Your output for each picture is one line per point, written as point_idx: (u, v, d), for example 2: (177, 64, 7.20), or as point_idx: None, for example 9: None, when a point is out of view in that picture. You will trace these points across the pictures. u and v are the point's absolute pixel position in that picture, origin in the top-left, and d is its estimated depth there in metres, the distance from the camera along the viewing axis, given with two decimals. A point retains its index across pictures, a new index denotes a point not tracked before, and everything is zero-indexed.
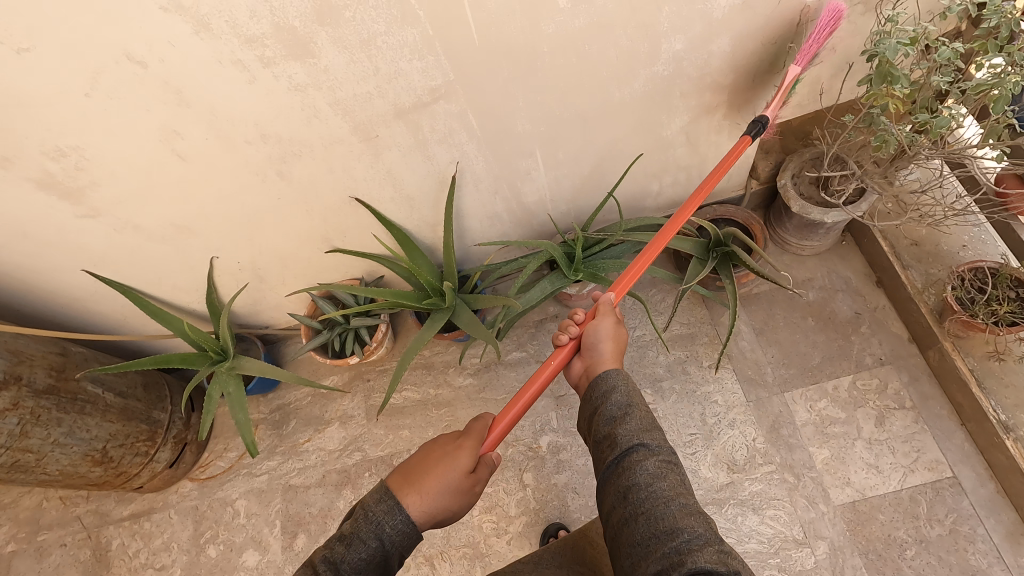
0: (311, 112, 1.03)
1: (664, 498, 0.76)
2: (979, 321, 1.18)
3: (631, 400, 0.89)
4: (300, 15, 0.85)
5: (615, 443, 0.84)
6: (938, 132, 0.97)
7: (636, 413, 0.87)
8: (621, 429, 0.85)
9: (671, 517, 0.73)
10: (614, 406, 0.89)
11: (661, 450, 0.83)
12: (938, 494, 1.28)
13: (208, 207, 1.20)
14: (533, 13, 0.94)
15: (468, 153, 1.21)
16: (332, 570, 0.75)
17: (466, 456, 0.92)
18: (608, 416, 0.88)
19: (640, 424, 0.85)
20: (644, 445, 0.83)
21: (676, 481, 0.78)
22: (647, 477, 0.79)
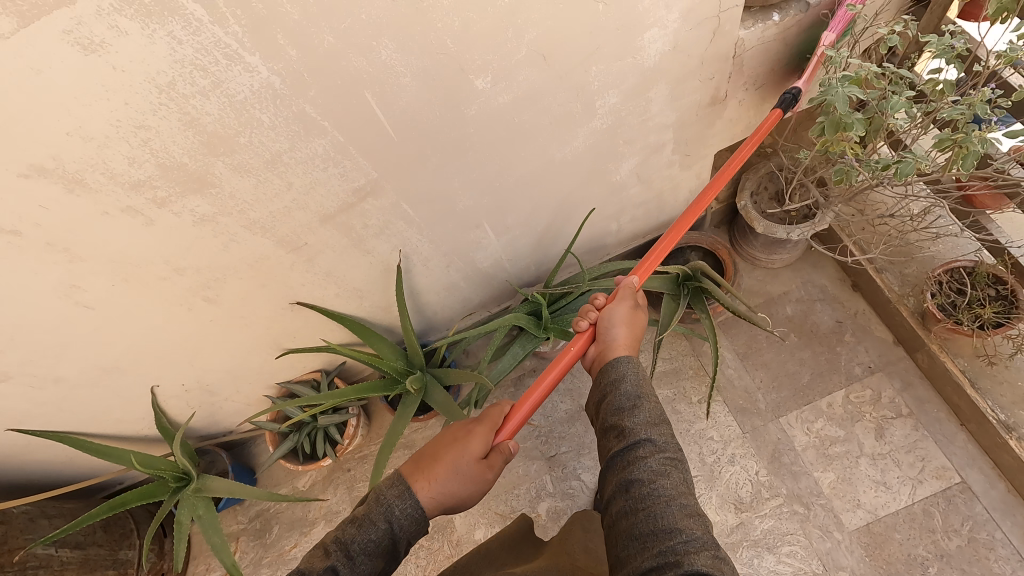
0: (225, 238, 0.92)
1: (666, 496, 0.68)
2: (965, 328, 1.13)
3: (642, 390, 0.80)
4: (186, 150, 0.75)
5: (622, 435, 0.75)
6: (902, 178, 0.88)
7: (646, 405, 0.77)
8: (629, 420, 0.75)
9: (670, 516, 0.67)
10: (624, 396, 0.79)
11: (668, 448, 0.74)
12: (951, 503, 1.24)
13: (135, 343, 1.08)
14: (451, 99, 0.84)
15: (411, 239, 1.12)
16: (342, 551, 0.71)
17: (478, 442, 0.86)
18: (615, 406, 0.78)
19: (649, 418, 0.76)
20: (651, 441, 0.74)
21: (679, 480, 0.71)
22: (651, 471, 0.71)
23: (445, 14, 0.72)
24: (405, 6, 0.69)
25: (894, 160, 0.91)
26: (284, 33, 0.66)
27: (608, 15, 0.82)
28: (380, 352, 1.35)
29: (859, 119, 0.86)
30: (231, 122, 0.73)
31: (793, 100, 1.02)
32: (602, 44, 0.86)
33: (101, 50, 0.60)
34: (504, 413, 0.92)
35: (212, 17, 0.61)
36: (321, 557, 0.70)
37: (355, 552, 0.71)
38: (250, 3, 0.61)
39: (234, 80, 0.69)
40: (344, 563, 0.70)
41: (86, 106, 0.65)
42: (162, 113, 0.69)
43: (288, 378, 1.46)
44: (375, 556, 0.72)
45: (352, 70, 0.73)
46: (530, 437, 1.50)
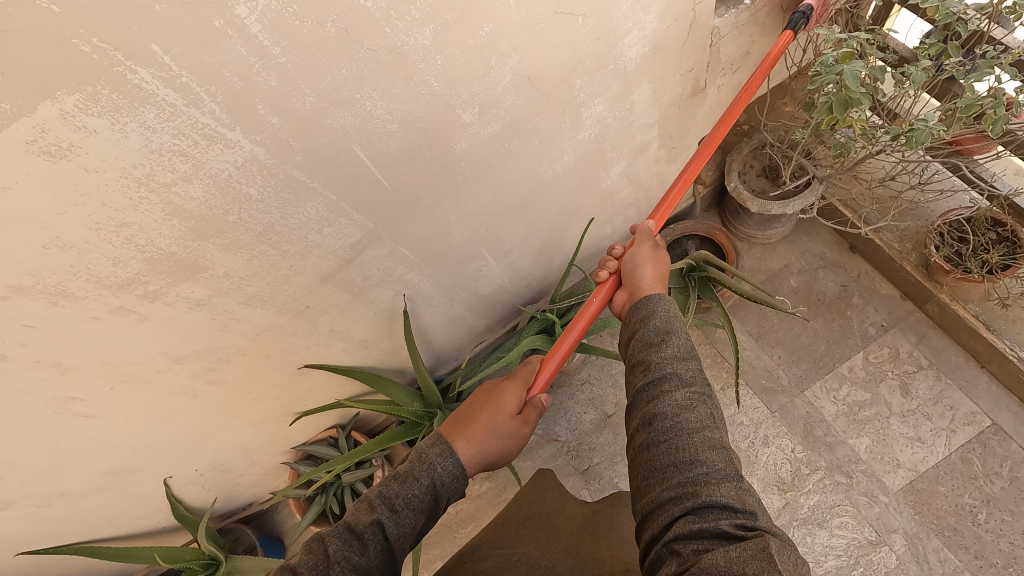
0: (224, 317, 0.87)
1: (689, 428, 0.61)
2: (975, 275, 1.14)
3: (672, 324, 0.71)
4: (172, 240, 0.69)
5: (649, 368, 0.67)
6: (919, 145, 0.91)
7: (675, 337, 0.69)
8: (657, 353, 0.67)
9: (691, 448, 0.59)
10: (652, 331, 0.71)
11: (697, 381, 0.65)
12: (987, 446, 1.25)
13: (140, 443, 1.01)
14: (440, 138, 0.81)
15: (413, 281, 1.08)
16: (389, 509, 0.64)
17: (510, 398, 0.80)
18: (643, 341, 0.70)
19: (678, 351, 0.68)
20: (677, 375, 0.65)
21: (706, 414, 0.63)
22: (673, 404, 0.63)
23: (427, 53, 0.68)
24: (386, 53, 0.65)
25: (907, 128, 0.94)
26: (264, 102, 0.61)
27: (588, 26, 0.79)
28: (397, 398, 1.29)
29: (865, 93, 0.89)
30: (218, 203, 0.69)
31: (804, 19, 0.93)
32: (585, 56, 0.84)
33: (70, 154, 0.54)
34: (534, 369, 0.86)
35: (186, 100, 0.57)
36: (366, 511, 0.64)
37: (400, 506, 0.64)
38: (226, 78, 0.57)
39: (216, 159, 0.64)
40: (390, 516, 0.63)
41: (60, 216, 0.59)
42: (144, 207, 0.63)
43: (302, 440, 1.40)
44: (419, 513, 0.65)
45: (338, 127, 0.69)
46: (560, 454, 1.47)
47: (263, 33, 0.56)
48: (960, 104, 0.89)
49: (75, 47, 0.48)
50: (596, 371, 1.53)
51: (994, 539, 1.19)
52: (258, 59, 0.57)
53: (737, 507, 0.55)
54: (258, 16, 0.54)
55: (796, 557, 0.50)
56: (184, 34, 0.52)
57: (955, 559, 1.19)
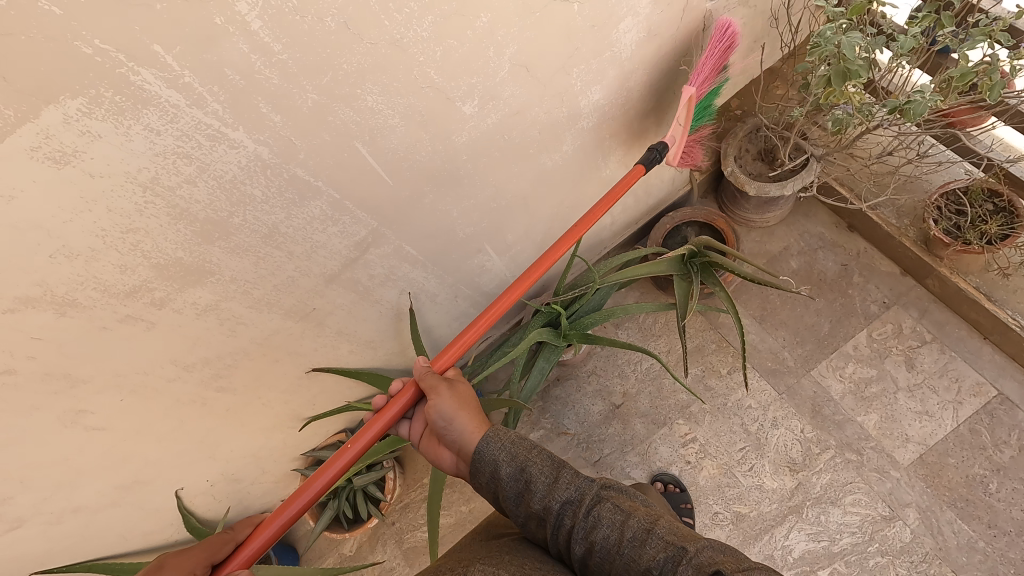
0: (232, 322, 0.86)
1: (615, 544, 0.63)
2: (975, 246, 1.15)
3: (520, 458, 0.72)
4: (179, 245, 0.69)
5: (541, 519, 0.69)
6: (917, 116, 0.91)
7: (535, 470, 0.70)
8: (536, 504, 0.68)
9: (631, 561, 0.61)
10: (511, 480, 0.71)
11: (583, 494, 0.67)
12: (994, 416, 1.26)
13: (151, 454, 1.01)
14: (441, 131, 0.81)
15: (417, 279, 1.08)
16: None
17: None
18: (515, 494, 0.71)
19: (547, 483, 0.69)
20: (568, 505, 0.67)
21: (612, 512, 0.65)
22: (585, 532, 0.65)
23: (425, 46, 0.68)
24: (386, 47, 0.65)
25: (904, 100, 0.94)
26: (267, 100, 0.61)
27: (583, 14, 0.79)
28: None
29: (863, 64, 0.89)
30: (223, 204, 0.68)
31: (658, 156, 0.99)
32: (580, 43, 0.84)
33: (74, 159, 0.54)
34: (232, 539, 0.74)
35: (189, 100, 0.56)
36: None
37: None
38: (228, 78, 0.57)
39: (220, 160, 0.63)
40: None
41: (67, 223, 0.58)
42: (149, 211, 0.63)
43: (311, 446, 1.39)
44: None
45: (341, 123, 0.69)
46: (570, 447, 1.43)
47: (264, 29, 0.55)
48: (959, 72, 0.89)
49: (77, 49, 0.47)
50: (602, 361, 1.50)
51: (1006, 508, 1.20)
52: (259, 56, 0.57)
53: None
54: (258, 12, 0.54)
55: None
56: (186, 32, 0.51)
57: (969, 530, 1.20)
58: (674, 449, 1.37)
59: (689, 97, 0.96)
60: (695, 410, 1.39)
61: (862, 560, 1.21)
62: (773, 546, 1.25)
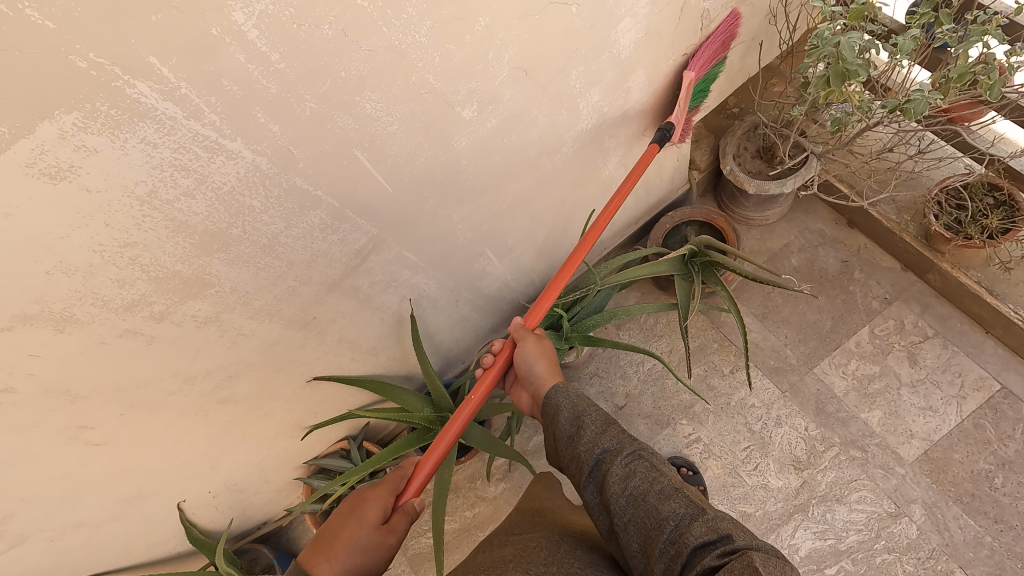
0: (233, 333, 0.85)
1: (640, 494, 0.65)
2: (976, 241, 1.15)
3: (580, 410, 0.81)
4: (178, 257, 0.68)
5: (580, 462, 0.74)
6: (918, 116, 0.90)
7: (588, 420, 0.78)
8: (580, 445, 0.75)
9: (654, 509, 0.63)
10: (567, 425, 0.80)
11: (623, 447, 0.72)
12: (998, 411, 1.26)
13: (153, 467, 0.99)
14: (441, 137, 0.80)
15: (418, 285, 1.07)
16: None
17: (375, 507, 0.83)
18: (565, 438, 0.79)
19: (595, 432, 0.76)
20: (606, 451, 0.72)
21: (647, 469, 0.68)
22: (618, 478, 0.68)
23: (424, 51, 0.67)
24: (384, 53, 0.64)
25: (903, 101, 0.93)
26: (265, 110, 0.60)
27: (581, 16, 0.78)
28: (408, 403, 1.27)
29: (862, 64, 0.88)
30: (222, 216, 0.67)
31: (669, 134, 1.02)
32: (579, 46, 0.83)
33: (71, 174, 0.53)
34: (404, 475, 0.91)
35: (186, 112, 0.55)
36: None
37: None
38: (226, 88, 0.56)
39: (218, 171, 0.62)
40: None
41: (64, 238, 0.57)
42: (147, 224, 0.62)
43: (314, 454, 1.38)
44: None
45: (339, 131, 0.68)
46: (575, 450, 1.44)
47: (261, 39, 0.54)
48: (957, 73, 0.88)
49: (72, 64, 0.46)
50: (605, 362, 1.49)
51: (1011, 502, 1.20)
52: (257, 65, 0.56)
53: (715, 538, 0.56)
54: (255, 21, 0.53)
55: (782, 567, 0.49)
56: (183, 43, 0.50)
57: (975, 525, 1.20)
58: (678, 449, 1.37)
59: (689, 81, 1.02)
60: (698, 410, 1.39)
61: (869, 558, 1.21)
62: (779, 545, 1.24)
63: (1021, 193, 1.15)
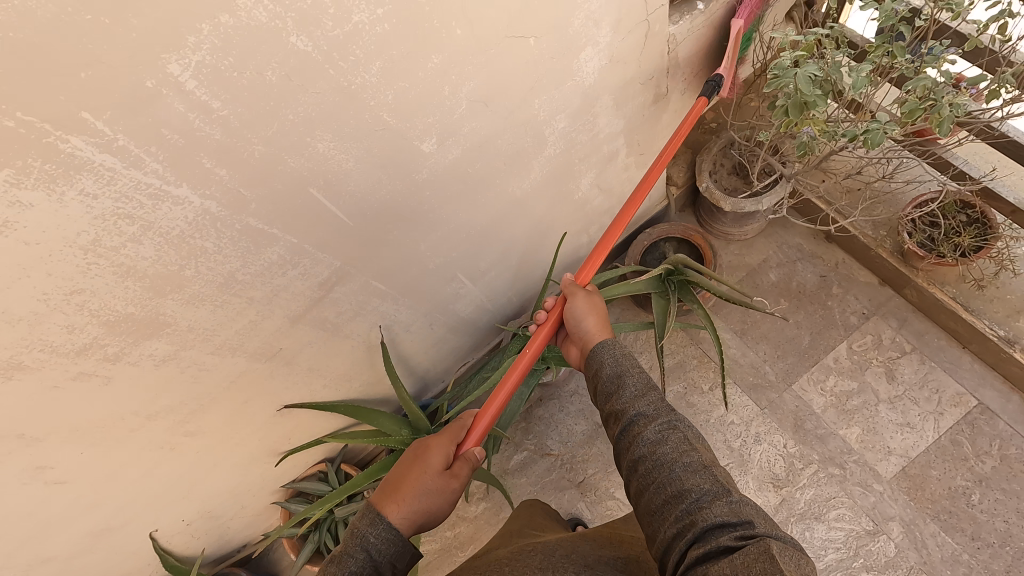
0: (195, 369, 0.84)
1: (667, 461, 0.62)
2: (949, 259, 1.15)
3: (625, 366, 0.76)
4: (129, 300, 0.67)
5: (616, 416, 0.71)
6: (874, 145, 0.93)
7: (630, 378, 0.73)
8: (616, 402, 0.71)
9: (676, 479, 0.60)
10: (608, 379, 0.75)
11: (661, 413, 0.68)
12: (975, 427, 1.26)
13: (121, 501, 0.98)
14: (400, 171, 0.79)
15: (389, 311, 1.06)
16: None
17: (439, 451, 0.77)
18: (604, 392, 0.75)
19: (635, 393, 0.71)
20: (642, 414, 0.68)
21: (680, 441, 0.64)
22: (648, 442, 0.65)
23: (376, 90, 0.66)
24: (333, 94, 0.63)
25: (861, 131, 0.95)
26: (210, 156, 0.59)
27: (541, 48, 0.78)
28: (384, 426, 1.27)
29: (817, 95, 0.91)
30: (172, 259, 0.67)
31: (717, 87, 1.00)
32: (541, 76, 0.82)
33: (7, 230, 0.52)
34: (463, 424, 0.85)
35: (126, 163, 0.54)
36: None
37: None
38: (166, 137, 0.55)
39: (165, 217, 0.62)
40: None
41: (4, 291, 0.56)
42: (92, 272, 0.61)
43: (291, 478, 1.37)
44: None
45: (291, 172, 0.68)
46: (555, 468, 1.46)
47: (200, 88, 0.53)
48: (908, 110, 0.91)
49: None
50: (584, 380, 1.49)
51: (989, 518, 1.19)
52: (198, 114, 0.55)
53: (733, 523, 0.54)
54: (192, 72, 0.52)
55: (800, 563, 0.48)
56: (117, 98, 0.49)
57: (952, 542, 1.19)
58: None
59: (737, 30, 0.99)
60: None
61: None
62: None
63: (993, 211, 1.15)
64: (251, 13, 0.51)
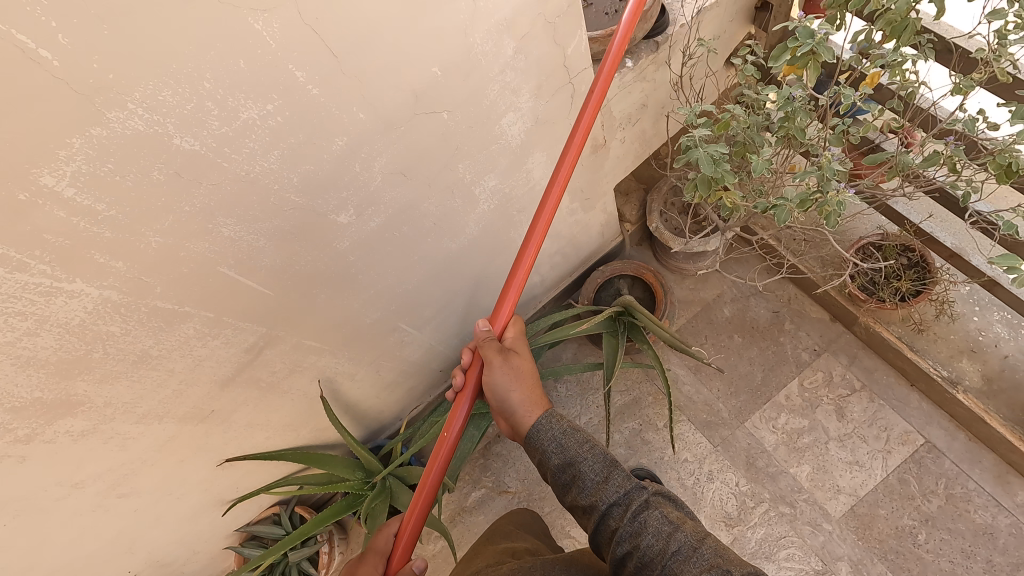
0: (120, 438, 0.84)
1: (657, 555, 0.60)
2: (889, 303, 1.16)
3: (574, 449, 0.72)
4: (35, 387, 0.66)
5: (586, 511, 0.68)
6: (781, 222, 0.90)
7: (584, 464, 0.70)
8: (581, 500, 0.68)
9: (672, 575, 0.58)
10: (560, 469, 0.71)
11: (631, 495, 0.66)
12: (922, 465, 1.27)
13: (55, 566, 0.96)
14: (318, 242, 0.79)
15: (330, 365, 1.06)
16: None
17: None
18: (562, 486, 0.71)
19: (597, 479, 0.68)
20: (613, 503, 0.66)
21: (659, 522, 0.62)
22: (629, 536, 0.62)
23: (278, 176, 0.67)
24: (231, 183, 0.63)
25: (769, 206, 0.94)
26: (103, 251, 0.59)
27: (455, 119, 0.79)
28: (334, 470, 1.26)
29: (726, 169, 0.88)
30: (76, 344, 0.66)
31: None
32: (460, 144, 0.83)
33: None
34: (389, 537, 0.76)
35: (8, 268, 0.54)
36: None
37: None
38: (50, 240, 0.55)
39: (62, 310, 0.61)
40: None
41: None
42: None
43: (245, 521, 1.37)
44: None
45: (197, 256, 0.68)
46: (511, 506, 1.46)
47: (81, 195, 0.53)
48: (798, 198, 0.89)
49: None
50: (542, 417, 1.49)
51: (934, 558, 1.19)
52: (82, 217, 0.55)
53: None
54: (69, 182, 0.52)
55: None
56: None
57: None
58: None
59: None
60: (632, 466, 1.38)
61: None
62: None
63: (932, 253, 1.16)
64: (125, 123, 0.51)
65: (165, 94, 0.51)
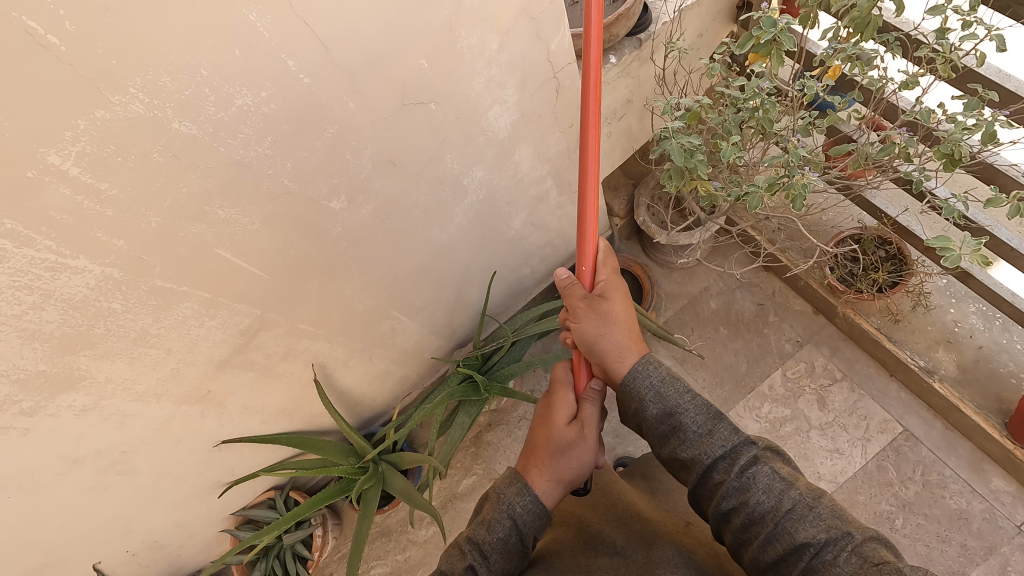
0: (119, 416, 0.87)
1: (769, 514, 0.58)
2: (867, 293, 1.20)
3: (675, 401, 0.68)
4: (40, 359, 0.69)
5: (688, 466, 0.66)
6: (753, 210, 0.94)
7: (687, 415, 0.67)
8: (684, 453, 0.65)
9: (786, 533, 0.56)
10: (659, 420, 0.69)
11: (740, 450, 0.63)
12: (899, 452, 1.30)
13: (54, 543, 0.98)
14: (309, 229, 0.83)
15: (323, 350, 1.09)
16: None
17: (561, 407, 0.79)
18: (659, 438, 0.69)
19: (700, 433, 0.65)
20: (720, 459, 0.63)
21: (771, 478, 0.60)
22: (736, 492, 0.61)
23: (271, 161, 0.70)
24: (227, 167, 0.67)
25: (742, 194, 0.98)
26: (104, 229, 0.63)
27: (442, 111, 0.83)
28: (326, 454, 1.29)
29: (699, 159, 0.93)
30: (78, 320, 0.69)
31: None
32: (447, 136, 0.87)
33: None
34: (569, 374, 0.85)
35: (16, 242, 0.56)
36: None
37: None
38: (56, 217, 0.58)
39: (66, 285, 0.64)
40: None
41: None
42: None
43: (240, 505, 1.40)
44: None
45: (194, 238, 0.71)
46: None
47: (84, 173, 0.56)
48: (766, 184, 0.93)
49: None
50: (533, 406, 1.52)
51: (911, 543, 1.22)
52: (85, 195, 0.58)
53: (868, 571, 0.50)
54: (74, 161, 0.55)
55: None
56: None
57: None
58: None
59: None
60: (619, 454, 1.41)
61: None
62: None
63: (908, 246, 1.20)
64: (128, 107, 0.55)
65: (165, 79, 0.55)
